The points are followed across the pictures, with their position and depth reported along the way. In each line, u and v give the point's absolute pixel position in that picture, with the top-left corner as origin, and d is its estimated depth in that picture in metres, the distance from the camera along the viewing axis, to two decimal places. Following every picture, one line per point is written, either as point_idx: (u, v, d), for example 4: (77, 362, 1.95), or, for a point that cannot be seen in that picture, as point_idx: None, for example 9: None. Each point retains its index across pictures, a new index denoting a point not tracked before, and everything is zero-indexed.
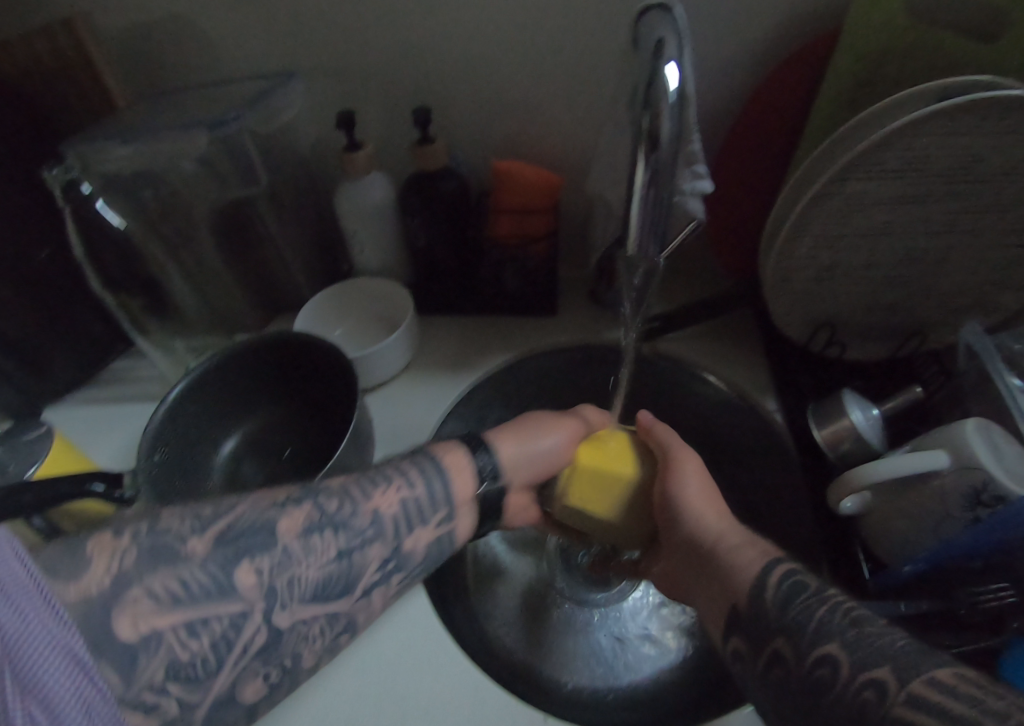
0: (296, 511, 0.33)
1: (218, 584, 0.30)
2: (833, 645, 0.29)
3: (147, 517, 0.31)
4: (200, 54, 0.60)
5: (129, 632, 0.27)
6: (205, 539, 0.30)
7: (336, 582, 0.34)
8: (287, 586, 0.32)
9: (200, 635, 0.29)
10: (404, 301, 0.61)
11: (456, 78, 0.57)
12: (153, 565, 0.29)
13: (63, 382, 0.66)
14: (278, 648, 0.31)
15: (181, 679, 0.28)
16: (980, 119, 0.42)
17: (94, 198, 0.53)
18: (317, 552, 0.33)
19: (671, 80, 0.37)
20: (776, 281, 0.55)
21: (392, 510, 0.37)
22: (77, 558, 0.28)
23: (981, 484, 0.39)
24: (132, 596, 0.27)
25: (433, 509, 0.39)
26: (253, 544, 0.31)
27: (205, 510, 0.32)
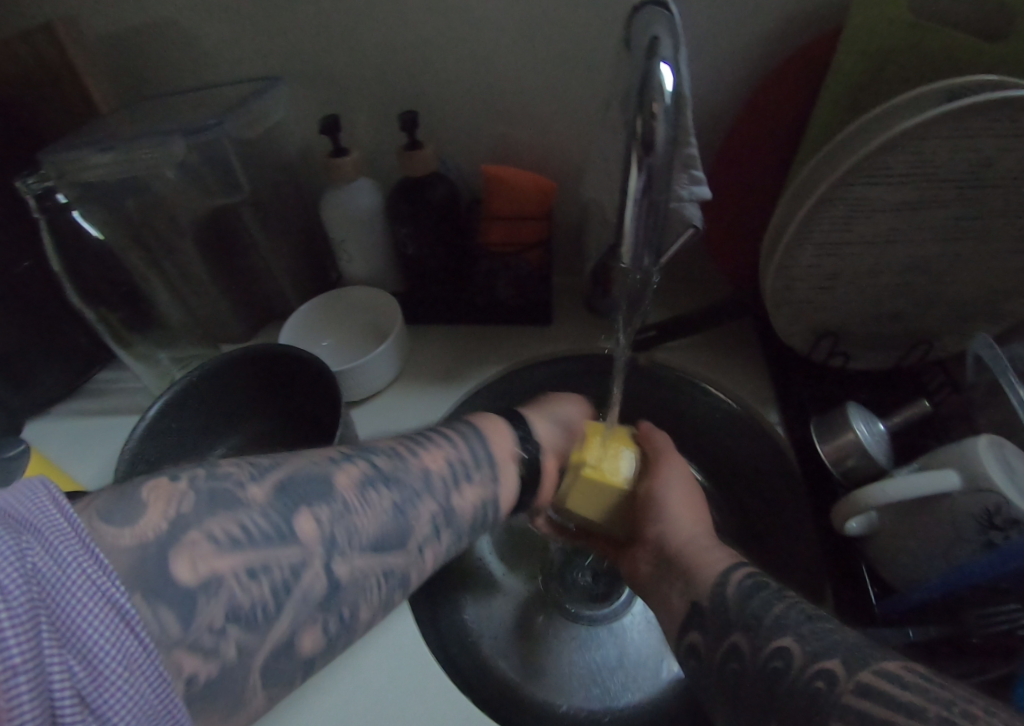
0: (351, 465, 0.33)
1: (280, 530, 0.28)
2: (789, 638, 0.31)
3: (202, 465, 0.29)
4: (182, 58, 0.58)
5: (187, 573, 0.24)
6: (264, 488, 0.29)
7: (390, 537, 0.32)
8: (348, 536, 0.30)
9: (261, 579, 0.26)
10: (391, 311, 0.59)
11: (445, 80, 0.55)
12: (213, 509, 0.26)
13: (43, 397, 0.64)
14: (338, 599, 0.29)
15: (241, 624, 0.25)
16: (991, 121, 0.40)
17: (71, 208, 0.51)
18: (373, 503, 0.32)
19: (666, 81, 0.35)
20: (778, 291, 0.53)
21: (439, 469, 0.37)
22: (131, 502, 0.25)
23: (994, 507, 0.37)
24: (191, 537, 0.25)
25: (478, 467, 0.39)
26: (313, 496, 0.30)
27: (261, 462, 0.30)
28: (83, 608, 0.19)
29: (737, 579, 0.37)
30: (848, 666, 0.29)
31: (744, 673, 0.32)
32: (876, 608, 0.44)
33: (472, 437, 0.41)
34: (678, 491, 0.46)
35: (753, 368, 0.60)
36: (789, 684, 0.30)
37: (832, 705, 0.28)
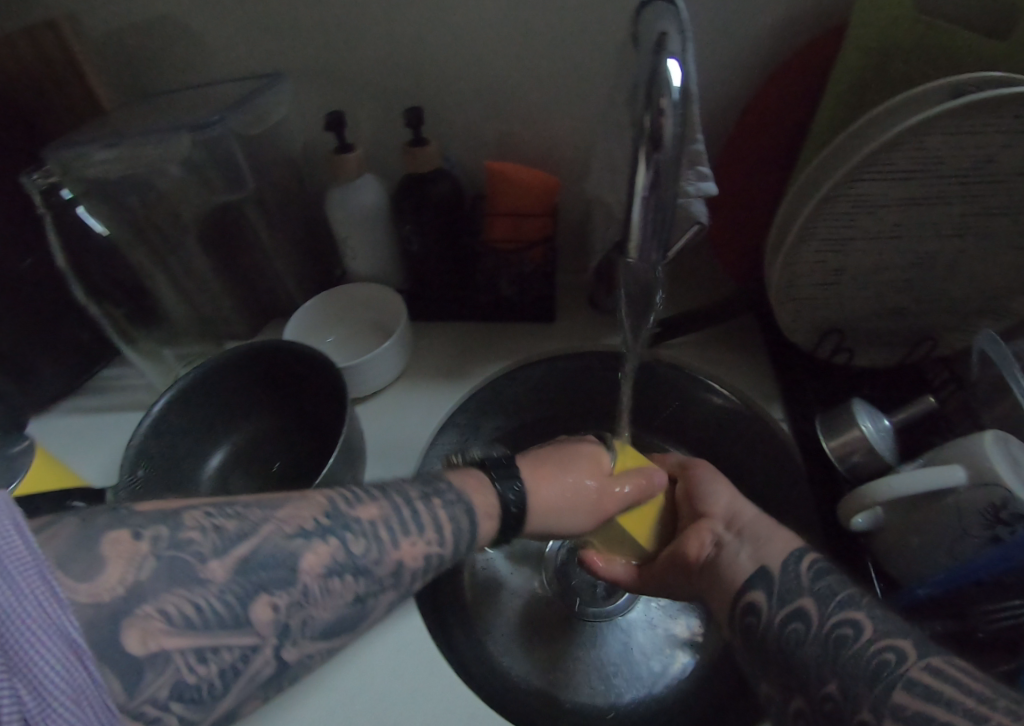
0: (324, 545, 0.30)
1: (235, 615, 0.27)
2: (860, 613, 0.34)
3: (168, 520, 0.27)
4: (186, 55, 0.58)
5: (136, 650, 0.23)
6: (227, 564, 0.27)
7: (346, 623, 0.31)
8: (300, 625, 0.29)
9: (209, 662, 0.25)
10: (396, 308, 0.59)
11: (450, 77, 0.55)
12: (171, 583, 0.25)
13: (48, 393, 0.64)
14: (281, 677, 0.29)
15: (186, 702, 0.25)
16: (996, 117, 0.40)
17: (76, 204, 0.52)
18: (335, 592, 0.30)
19: (674, 76, 0.35)
20: (781, 288, 0.53)
21: (414, 563, 0.34)
22: (91, 558, 0.24)
23: (1000, 501, 0.37)
24: (144, 613, 0.24)
25: (456, 551, 0.37)
26: (274, 579, 0.28)
27: (230, 527, 0.28)
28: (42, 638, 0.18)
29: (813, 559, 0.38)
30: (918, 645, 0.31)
31: (801, 641, 0.34)
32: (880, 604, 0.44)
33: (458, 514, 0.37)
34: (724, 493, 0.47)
35: (757, 364, 0.60)
36: (853, 653, 0.32)
37: (897, 675, 0.29)
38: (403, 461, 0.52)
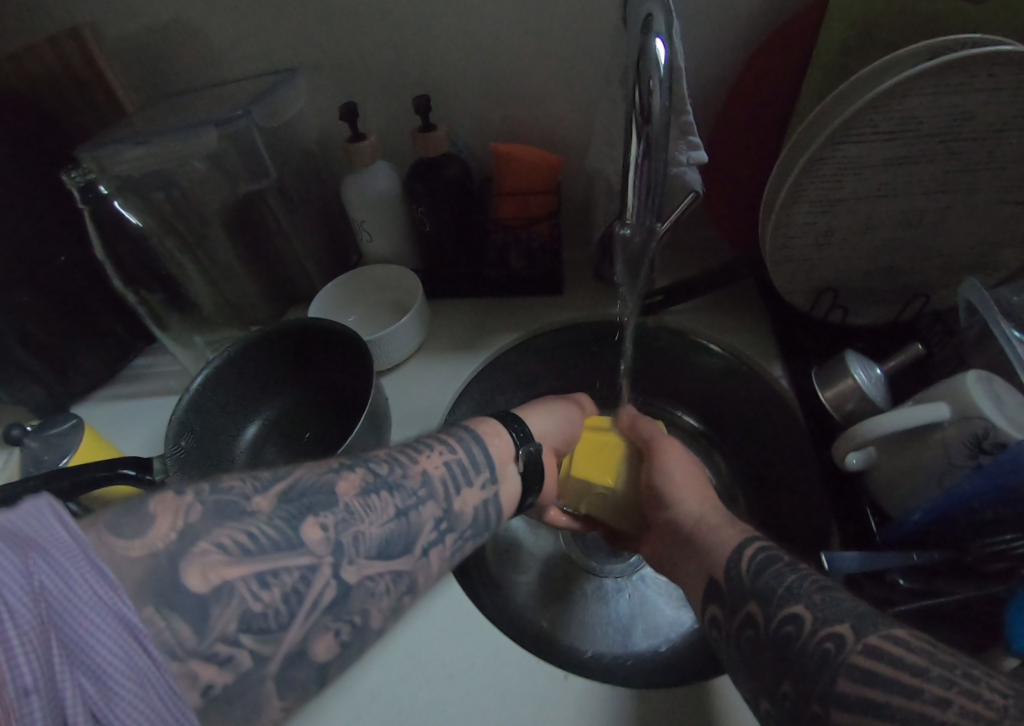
0: (350, 472, 0.35)
1: (287, 537, 0.30)
2: (802, 606, 0.32)
3: (207, 480, 0.31)
4: (204, 56, 0.62)
5: (199, 583, 0.27)
6: (268, 498, 0.31)
7: (395, 540, 0.34)
8: (353, 541, 0.32)
9: (271, 586, 0.29)
10: (412, 286, 0.62)
11: (454, 66, 0.59)
12: (219, 520, 0.29)
13: (87, 381, 0.68)
14: (348, 605, 0.31)
15: (254, 632, 0.28)
16: (970, 76, 0.43)
17: (111, 199, 0.54)
18: (376, 508, 0.34)
19: (660, 55, 0.38)
20: (776, 251, 0.56)
21: (438, 472, 0.39)
22: (140, 515, 0.27)
23: (982, 431, 0.40)
24: (201, 548, 0.27)
25: (474, 458, 0.42)
26: (317, 503, 0.32)
27: (263, 473, 0.33)
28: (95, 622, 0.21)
29: (751, 554, 0.37)
30: (857, 629, 0.30)
31: (758, 641, 0.33)
32: (876, 536, 0.47)
33: (463, 431, 0.44)
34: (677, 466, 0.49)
35: (756, 330, 0.62)
36: (799, 649, 0.31)
37: (839, 665, 0.29)
38: (424, 426, 0.56)
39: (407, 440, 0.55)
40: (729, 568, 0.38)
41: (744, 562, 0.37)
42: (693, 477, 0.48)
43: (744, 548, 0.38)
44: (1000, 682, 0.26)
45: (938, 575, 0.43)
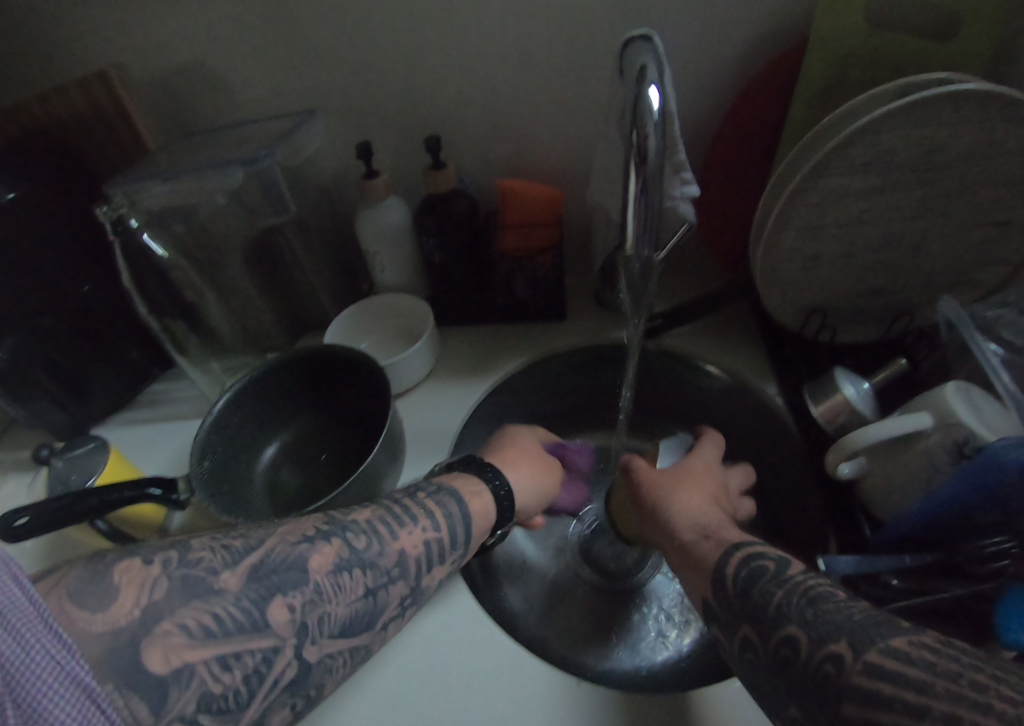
0: (326, 547, 0.35)
1: (251, 619, 0.30)
2: (795, 627, 0.32)
3: (177, 547, 0.32)
4: (229, 99, 0.66)
5: (160, 665, 0.27)
6: (238, 573, 0.31)
7: (359, 618, 0.35)
8: (318, 623, 0.33)
9: (233, 669, 0.29)
10: (423, 314, 0.65)
11: (463, 106, 0.63)
12: (186, 599, 0.29)
13: (105, 405, 0.71)
14: (305, 681, 0.32)
15: (212, 712, 0.28)
16: (935, 113, 0.48)
17: (140, 231, 0.58)
18: (345, 588, 0.34)
19: (653, 101, 0.43)
20: (767, 275, 0.59)
21: (416, 551, 0.38)
22: (105, 586, 0.28)
23: (962, 438, 0.44)
24: (163, 629, 0.28)
25: (455, 535, 0.41)
26: (286, 582, 0.32)
27: (236, 544, 0.33)
28: (50, 680, 0.23)
29: (734, 572, 0.37)
30: (852, 648, 0.30)
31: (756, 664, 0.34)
32: (870, 540, 0.50)
33: (449, 500, 0.43)
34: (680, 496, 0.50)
35: (749, 349, 0.66)
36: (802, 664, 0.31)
37: (843, 686, 0.29)
38: (439, 444, 0.59)
39: (423, 460, 0.58)
40: (715, 579, 0.39)
41: (732, 578, 0.37)
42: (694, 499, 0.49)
43: (728, 562, 0.39)
44: (1009, 690, 0.26)
45: (930, 576, 0.46)
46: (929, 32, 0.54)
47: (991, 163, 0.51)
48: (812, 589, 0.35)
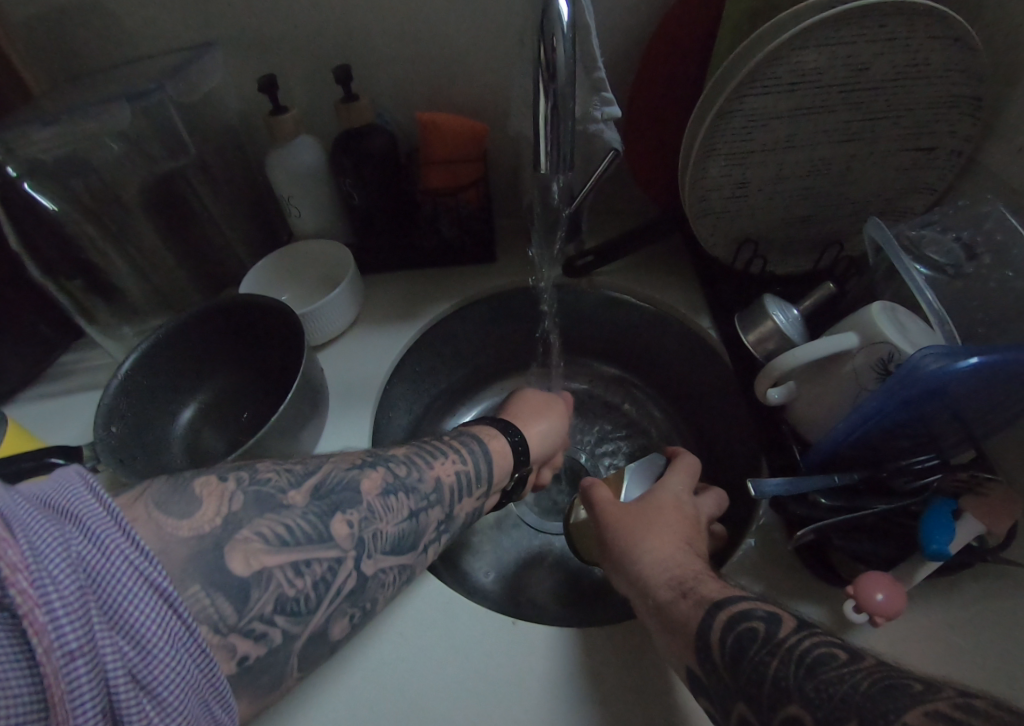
0: (374, 473, 0.39)
1: (317, 531, 0.34)
2: (798, 707, 0.28)
3: (246, 468, 0.35)
4: (112, 32, 0.59)
5: (242, 567, 0.30)
6: (303, 492, 0.35)
7: (406, 539, 0.39)
8: (372, 538, 0.36)
9: (304, 575, 0.32)
10: (343, 261, 0.61)
11: (373, 35, 0.58)
12: (261, 510, 0.32)
13: (9, 382, 0.65)
14: (363, 592, 0.36)
15: (286, 614, 0.31)
16: (860, 26, 0.46)
17: (21, 181, 0.52)
18: (393, 509, 0.38)
19: (562, 11, 0.40)
20: (696, 204, 0.57)
21: (449, 479, 0.43)
22: (188, 496, 0.31)
23: (886, 355, 0.43)
24: (244, 536, 0.31)
25: (480, 469, 0.46)
26: (345, 501, 0.36)
27: (298, 468, 0.36)
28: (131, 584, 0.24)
29: (720, 641, 0.33)
30: None
31: (728, 693, 0.32)
32: (801, 463, 0.49)
33: (470, 441, 0.48)
34: (648, 542, 0.44)
35: (684, 282, 0.65)
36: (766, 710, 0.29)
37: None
38: (362, 394, 0.56)
39: (345, 411, 0.55)
40: (701, 654, 0.34)
41: (716, 647, 0.33)
42: (663, 544, 0.44)
43: (711, 620, 0.35)
44: None
45: (859, 492, 0.46)
46: None
47: (918, 85, 0.50)
48: (816, 650, 0.30)
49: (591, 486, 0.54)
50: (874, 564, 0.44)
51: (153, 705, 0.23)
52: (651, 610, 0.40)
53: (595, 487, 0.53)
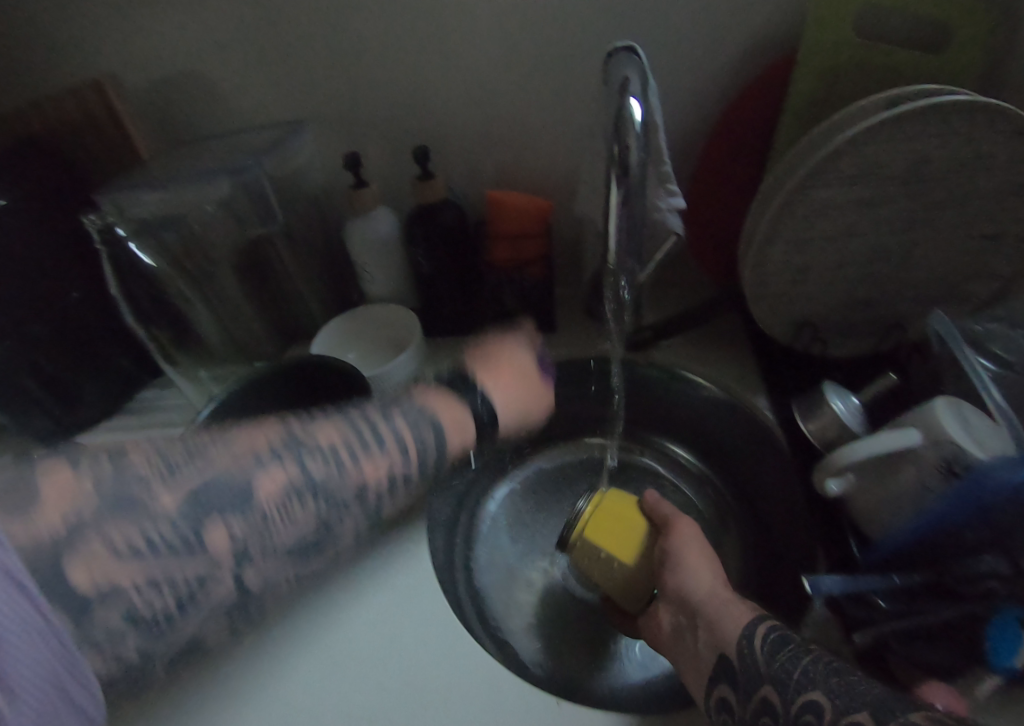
0: (278, 469, 0.31)
1: (183, 541, 0.28)
2: (819, 692, 0.33)
3: (111, 453, 0.29)
4: (220, 109, 0.66)
5: (83, 579, 0.26)
6: (175, 493, 0.29)
7: (311, 545, 0.32)
8: (262, 548, 0.30)
9: (160, 590, 0.27)
10: (408, 326, 0.65)
11: (454, 118, 0.63)
12: (112, 515, 0.27)
13: (93, 414, 0.70)
14: (250, 601, 0.31)
15: (142, 633, 0.27)
16: (923, 122, 0.47)
17: (128, 240, 0.59)
18: (296, 516, 0.31)
19: (635, 113, 0.42)
20: (755, 287, 0.58)
21: (374, 481, 0.33)
22: (28, 497, 0.26)
23: (951, 455, 0.43)
24: (88, 546, 0.26)
25: (424, 466, 0.36)
26: (228, 504, 0.29)
27: (178, 455, 0.30)
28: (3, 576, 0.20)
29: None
30: None
31: None
32: (860, 561, 0.49)
33: (424, 429, 0.36)
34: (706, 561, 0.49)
35: (738, 362, 0.66)
36: None
37: None
38: None
39: None
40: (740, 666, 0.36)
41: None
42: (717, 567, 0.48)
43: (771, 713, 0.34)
44: None
45: (919, 596, 0.44)
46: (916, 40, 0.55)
47: (978, 176, 0.51)
48: None
49: (654, 496, 0.57)
50: (936, 675, 0.42)
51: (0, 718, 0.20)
52: (669, 611, 0.47)
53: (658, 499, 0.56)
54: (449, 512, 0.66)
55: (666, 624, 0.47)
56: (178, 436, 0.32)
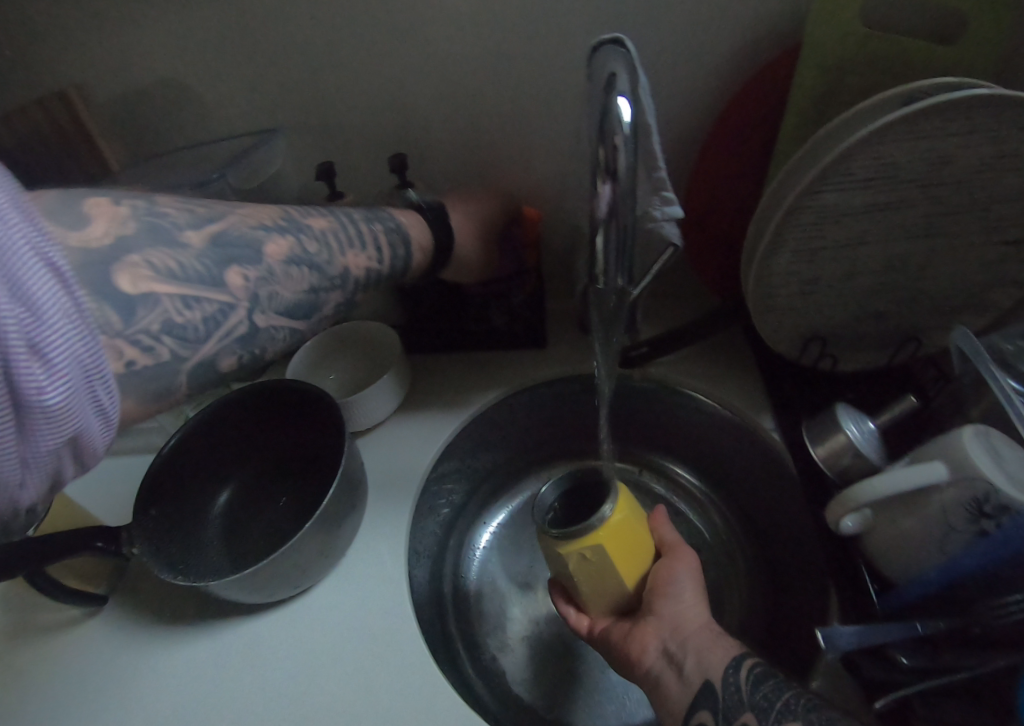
0: (283, 239, 0.40)
1: (210, 275, 0.35)
2: None
3: (143, 202, 0.35)
4: (184, 117, 0.62)
5: (129, 284, 0.31)
6: (199, 237, 0.35)
7: (302, 307, 0.41)
8: (268, 297, 0.38)
9: (193, 309, 0.34)
10: (392, 346, 0.62)
11: (434, 122, 0.59)
12: (153, 242, 0.33)
13: None
14: (254, 339, 0.38)
15: (176, 337, 0.33)
16: (944, 120, 0.42)
17: None
18: (295, 276, 0.40)
19: (623, 112, 0.37)
20: (760, 299, 0.54)
21: (358, 272, 0.45)
22: (76, 212, 0.31)
23: (982, 495, 0.38)
24: (132, 260, 0.31)
25: (392, 269, 0.49)
26: (243, 254, 0.37)
27: (198, 212, 0.37)
28: (33, 263, 0.24)
29: None
30: None
31: None
32: (878, 607, 0.45)
33: (398, 244, 0.49)
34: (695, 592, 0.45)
35: (743, 379, 0.62)
36: None
37: None
38: (404, 487, 0.56)
39: (388, 506, 0.56)
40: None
41: None
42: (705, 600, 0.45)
43: None
44: None
45: (945, 647, 0.40)
46: (929, 27, 0.50)
47: (1006, 176, 0.46)
48: None
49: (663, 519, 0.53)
50: None
51: (45, 370, 0.24)
52: (657, 635, 0.43)
53: (664, 521, 0.52)
54: (438, 542, 0.62)
55: (652, 649, 0.43)
56: (167, 200, 0.36)
